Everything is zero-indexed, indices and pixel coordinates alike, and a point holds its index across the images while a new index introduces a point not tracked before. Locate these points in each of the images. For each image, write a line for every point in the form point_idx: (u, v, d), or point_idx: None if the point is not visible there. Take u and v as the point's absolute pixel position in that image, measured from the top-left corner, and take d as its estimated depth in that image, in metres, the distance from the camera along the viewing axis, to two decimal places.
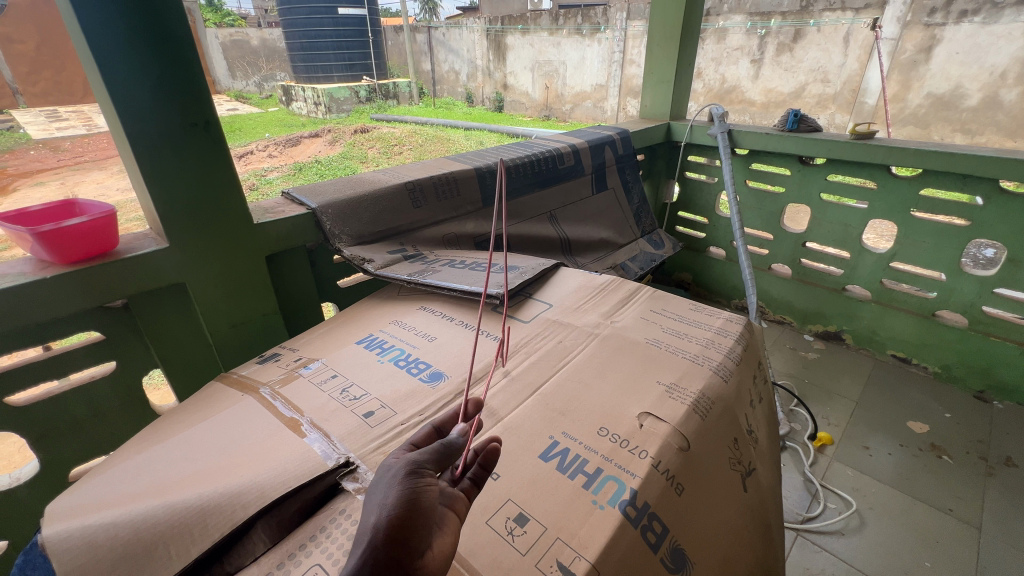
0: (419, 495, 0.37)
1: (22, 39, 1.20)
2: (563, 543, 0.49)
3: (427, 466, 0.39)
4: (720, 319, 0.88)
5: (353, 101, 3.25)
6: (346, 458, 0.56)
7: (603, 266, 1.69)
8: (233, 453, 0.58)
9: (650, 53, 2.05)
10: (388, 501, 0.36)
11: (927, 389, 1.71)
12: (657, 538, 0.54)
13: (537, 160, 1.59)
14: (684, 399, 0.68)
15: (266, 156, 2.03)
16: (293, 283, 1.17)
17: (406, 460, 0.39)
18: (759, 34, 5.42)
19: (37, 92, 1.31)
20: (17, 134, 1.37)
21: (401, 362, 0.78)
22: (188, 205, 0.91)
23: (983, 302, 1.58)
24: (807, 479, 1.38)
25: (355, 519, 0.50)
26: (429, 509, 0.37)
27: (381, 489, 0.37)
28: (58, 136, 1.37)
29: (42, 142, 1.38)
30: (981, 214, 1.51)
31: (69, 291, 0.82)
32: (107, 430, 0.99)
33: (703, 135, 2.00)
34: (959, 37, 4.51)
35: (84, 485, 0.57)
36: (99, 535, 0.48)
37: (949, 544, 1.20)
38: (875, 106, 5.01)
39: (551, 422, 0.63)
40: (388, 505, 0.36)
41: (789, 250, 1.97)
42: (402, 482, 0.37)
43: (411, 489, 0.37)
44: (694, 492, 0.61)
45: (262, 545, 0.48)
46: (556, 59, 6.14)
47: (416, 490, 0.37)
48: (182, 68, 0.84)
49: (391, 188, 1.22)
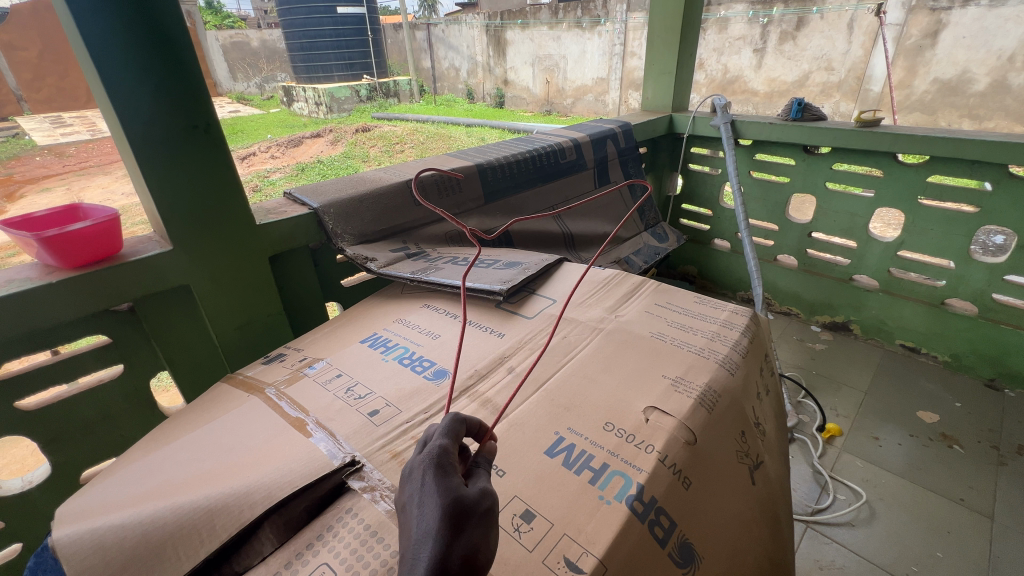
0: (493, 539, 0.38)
1: (25, 47, 1.17)
2: (571, 539, 0.49)
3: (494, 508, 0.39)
4: (726, 311, 0.87)
5: (354, 100, 3.22)
6: (352, 456, 0.56)
7: (607, 260, 1.69)
8: (241, 453, 0.59)
9: (651, 45, 2.03)
10: (485, 545, 0.36)
11: (936, 378, 1.70)
12: (665, 533, 0.53)
13: (539, 155, 1.58)
14: (691, 393, 0.67)
15: (268, 157, 2.02)
16: (297, 283, 1.17)
17: (490, 497, 0.38)
18: (761, 23, 5.36)
19: (39, 98, 1.29)
20: (22, 141, 1.34)
21: (406, 360, 0.78)
22: (191, 207, 0.92)
23: (993, 290, 1.56)
24: (816, 471, 1.38)
25: (363, 517, 0.50)
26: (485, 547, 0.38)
27: (476, 529, 0.36)
28: (63, 143, 1.36)
29: (46, 149, 1.37)
30: (991, 200, 1.49)
31: (74, 295, 0.82)
32: (118, 432, 1.00)
33: (706, 126, 1.98)
34: (966, 21, 4.43)
35: (95, 487, 0.58)
36: (108, 536, 0.48)
37: (960, 534, 1.19)
38: (880, 93, 4.97)
39: (557, 418, 0.63)
40: (482, 548, 0.36)
41: (795, 241, 1.95)
42: (492, 522, 0.37)
43: (494, 529, 0.38)
44: (702, 486, 0.61)
45: (270, 544, 0.49)
46: (556, 53, 6.12)
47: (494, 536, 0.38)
48: (180, 70, 0.84)
49: (393, 186, 1.22)
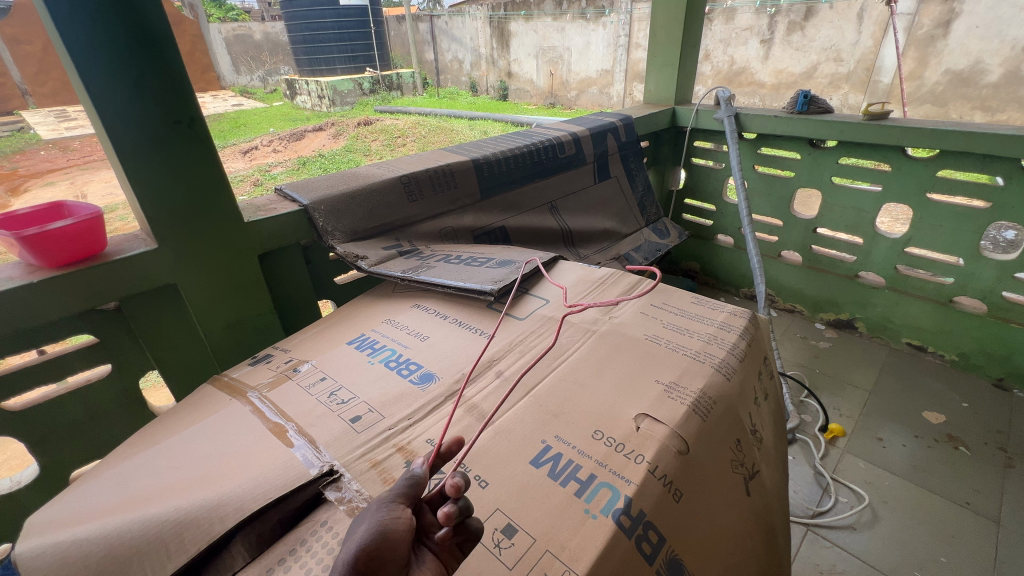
0: (386, 527, 0.38)
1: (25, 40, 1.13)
2: (553, 555, 0.47)
3: (400, 502, 0.41)
4: (723, 313, 0.84)
5: (357, 94, 3.17)
6: (330, 466, 0.55)
7: (607, 258, 1.66)
8: (216, 461, 0.57)
9: (653, 36, 1.98)
10: (368, 530, 0.37)
11: (943, 378, 1.66)
12: (653, 549, 0.51)
13: (537, 149, 1.55)
14: (684, 399, 0.65)
15: (270, 151, 1.97)
16: (288, 281, 1.15)
17: (383, 497, 0.41)
18: (769, 12, 5.25)
19: (45, 92, 1.21)
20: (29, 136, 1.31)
21: (392, 363, 0.76)
22: (176, 205, 0.90)
23: (1003, 287, 1.52)
24: (818, 472, 1.35)
25: (337, 531, 0.48)
26: (400, 539, 0.38)
27: (360, 521, 0.39)
28: (68, 136, 1.28)
29: (51, 143, 1.26)
30: (1002, 195, 1.44)
31: (55, 295, 0.80)
32: (107, 432, 0.99)
33: (709, 119, 1.94)
34: (979, 9, 4.32)
35: (68, 496, 0.56)
36: (71, 551, 0.46)
37: (965, 539, 1.16)
38: (891, 84, 4.85)
39: (544, 425, 0.61)
40: (363, 536, 0.37)
41: (800, 237, 1.91)
42: (380, 514, 0.39)
43: (388, 519, 0.39)
44: (694, 497, 0.58)
45: (241, 559, 0.47)
46: (561, 45, 6.01)
47: (385, 524, 0.38)
48: (161, 62, 0.81)
49: (385, 182, 1.19)
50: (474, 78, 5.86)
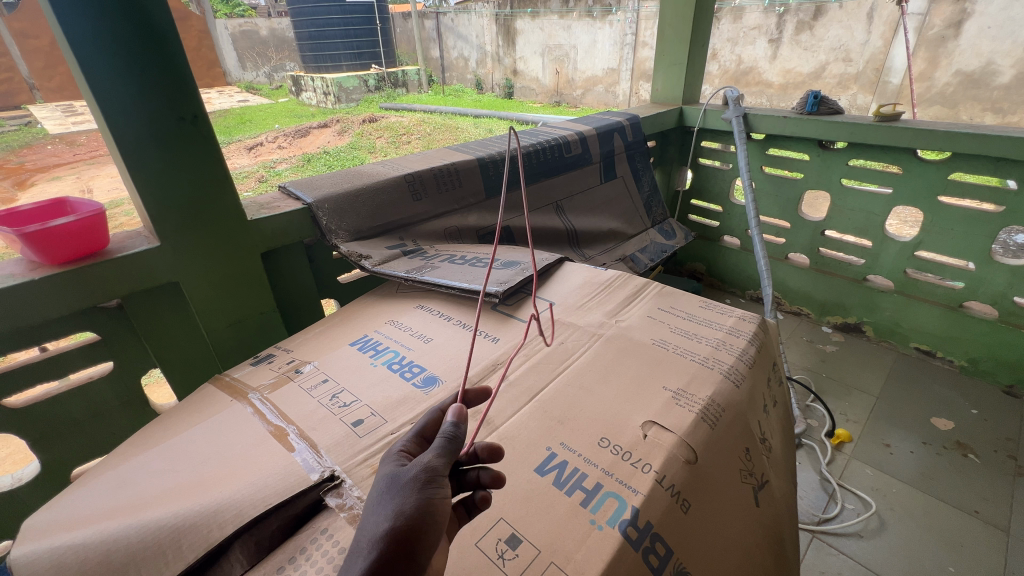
0: (435, 508, 0.37)
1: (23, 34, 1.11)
2: (558, 568, 0.45)
3: (445, 474, 0.40)
4: (732, 318, 0.82)
5: (362, 91, 3.17)
6: (331, 471, 0.54)
7: (611, 259, 1.65)
8: (216, 464, 0.56)
9: (660, 35, 1.96)
10: (412, 506, 0.36)
11: (952, 384, 1.64)
12: (660, 562, 0.50)
13: (544, 148, 1.53)
14: (693, 407, 0.63)
15: (275, 147, 1.97)
16: (290, 280, 1.14)
17: (430, 465, 0.39)
18: (777, 11, 5.20)
19: (52, 87, 1.17)
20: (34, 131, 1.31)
21: (394, 366, 0.75)
22: (178, 202, 0.89)
23: (1014, 293, 1.49)
24: (824, 479, 1.34)
25: (337, 540, 0.47)
26: (443, 520, 0.37)
27: (397, 494, 0.37)
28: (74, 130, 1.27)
29: (58, 137, 1.27)
30: (1014, 200, 1.41)
31: (56, 291, 0.80)
32: (109, 430, 0.99)
33: (717, 119, 1.91)
34: (992, 10, 4.26)
35: (66, 498, 0.55)
36: (68, 556, 0.46)
37: (973, 548, 1.14)
38: (900, 85, 4.81)
39: (549, 432, 0.60)
40: (408, 511, 0.36)
41: (808, 239, 1.89)
42: (427, 488, 0.38)
43: (434, 496, 0.38)
44: (702, 508, 0.57)
45: (239, 566, 0.46)
46: (567, 43, 5.84)
47: (431, 500, 0.37)
48: (164, 58, 0.80)
49: (390, 181, 1.18)
50: (478, 75, 5.92)
